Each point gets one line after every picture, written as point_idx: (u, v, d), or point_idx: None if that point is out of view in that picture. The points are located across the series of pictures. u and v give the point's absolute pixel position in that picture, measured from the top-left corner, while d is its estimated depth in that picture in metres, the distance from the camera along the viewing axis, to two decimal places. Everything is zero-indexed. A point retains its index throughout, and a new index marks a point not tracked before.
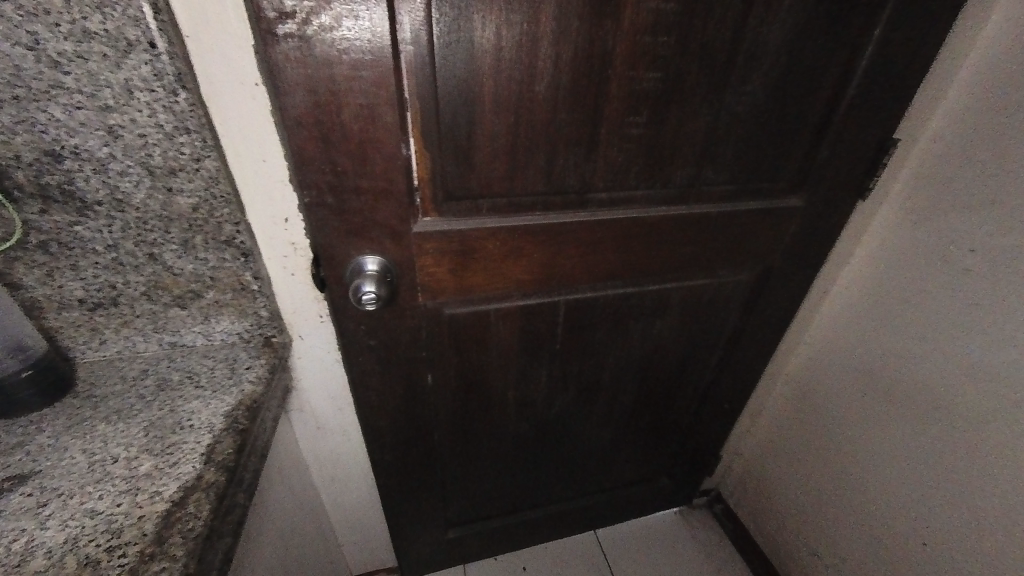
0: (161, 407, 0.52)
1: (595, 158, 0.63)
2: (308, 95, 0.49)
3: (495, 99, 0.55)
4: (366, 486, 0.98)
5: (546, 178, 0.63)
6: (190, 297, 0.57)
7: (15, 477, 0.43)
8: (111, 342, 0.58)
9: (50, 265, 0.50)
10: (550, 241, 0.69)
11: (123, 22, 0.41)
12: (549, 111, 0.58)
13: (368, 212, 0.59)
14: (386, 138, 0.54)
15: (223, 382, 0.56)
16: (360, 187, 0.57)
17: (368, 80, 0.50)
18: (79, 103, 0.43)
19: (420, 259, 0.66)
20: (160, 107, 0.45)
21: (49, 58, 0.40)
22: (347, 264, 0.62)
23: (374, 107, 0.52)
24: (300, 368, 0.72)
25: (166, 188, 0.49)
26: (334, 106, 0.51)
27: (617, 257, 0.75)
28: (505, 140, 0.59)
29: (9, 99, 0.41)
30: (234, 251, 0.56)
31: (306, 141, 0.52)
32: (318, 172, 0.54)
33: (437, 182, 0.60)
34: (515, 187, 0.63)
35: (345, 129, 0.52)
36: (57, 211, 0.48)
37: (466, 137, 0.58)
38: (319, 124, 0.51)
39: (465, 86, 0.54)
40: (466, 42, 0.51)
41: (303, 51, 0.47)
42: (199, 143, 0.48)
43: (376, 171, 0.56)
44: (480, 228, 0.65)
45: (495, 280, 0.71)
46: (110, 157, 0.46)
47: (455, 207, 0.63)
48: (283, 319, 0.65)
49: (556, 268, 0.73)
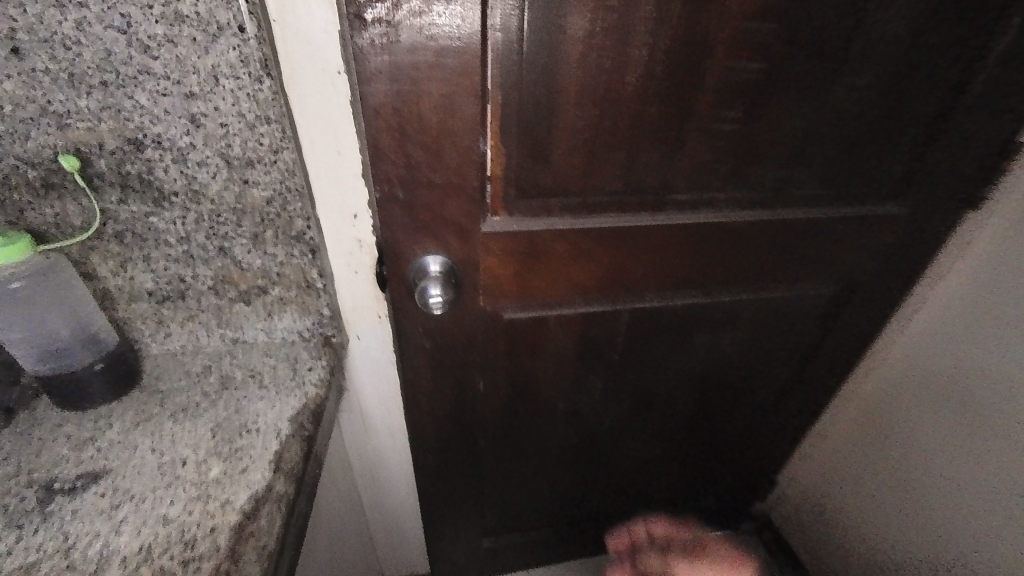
0: (226, 407, 0.50)
1: (682, 157, 0.58)
2: (391, 84, 0.47)
3: (582, 89, 0.51)
4: (408, 493, 0.94)
5: (625, 177, 0.59)
6: (255, 292, 0.55)
7: (88, 475, 0.42)
8: (175, 335, 0.55)
9: (123, 256, 0.49)
10: (622, 246, 0.65)
11: (216, 5, 0.39)
12: (638, 105, 0.54)
13: (439, 209, 0.56)
14: (463, 131, 0.51)
15: (287, 383, 0.53)
16: (433, 182, 0.54)
17: (452, 68, 0.47)
18: (165, 89, 0.41)
19: (485, 261, 0.62)
20: (244, 96, 0.43)
21: (140, 42, 0.39)
22: (411, 262, 0.59)
23: (455, 98, 0.49)
24: (354, 370, 0.69)
25: (242, 179, 0.47)
26: (414, 96, 0.48)
27: (691, 264, 0.69)
28: (587, 135, 0.55)
29: (98, 84, 0.40)
30: (302, 247, 0.53)
31: (384, 132, 0.49)
32: (391, 165, 0.51)
33: (510, 179, 0.57)
34: (592, 186, 0.59)
35: (423, 122, 0.50)
36: (134, 200, 0.46)
37: (545, 131, 0.54)
38: (397, 115, 0.49)
39: (551, 75, 0.50)
40: (558, 27, 0.47)
41: (389, 37, 0.44)
42: (279, 133, 0.45)
43: (450, 166, 0.53)
44: (551, 229, 0.61)
45: (561, 286, 0.67)
46: (190, 146, 0.44)
47: (526, 206, 0.59)
48: (343, 317, 0.62)
49: (624, 274, 0.68)
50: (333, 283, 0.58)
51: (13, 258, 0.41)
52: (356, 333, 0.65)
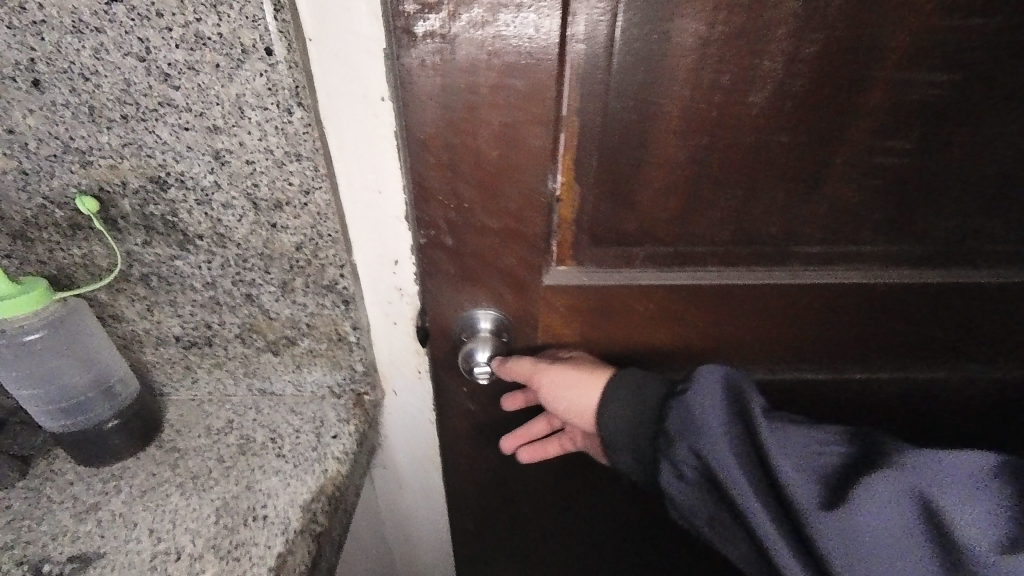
0: (237, 480, 0.43)
1: (814, 197, 0.44)
2: (443, 111, 0.38)
3: (685, 114, 0.40)
4: (444, 561, 0.83)
5: (735, 224, 0.46)
6: (284, 343, 0.49)
7: (77, 559, 0.37)
8: (203, 382, 0.51)
9: (150, 299, 0.45)
10: (722, 307, 0.51)
11: (240, 23, 0.32)
12: (760, 132, 0.40)
13: (493, 257, 0.46)
14: (528, 166, 0.41)
15: (307, 455, 0.46)
16: (488, 227, 0.44)
17: (519, 91, 0.37)
18: (187, 123, 0.36)
19: (545, 320, 0.51)
20: (272, 129, 0.36)
21: (159, 70, 0.33)
22: (458, 316, 0.50)
23: (521, 126, 0.39)
24: (389, 426, 0.61)
25: (271, 223, 0.41)
26: (471, 125, 0.39)
27: (815, 334, 0.53)
28: (687, 170, 0.42)
29: (119, 119, 0.35)
30: (335, 297, 0.46)
31: (433, 168, 0.41)
32: (440, 206, 0.43)
33: (583, 224, 0.45)
34: (688, 234, 0.46)
35: (481, 155, 0.40)
36: (159, 243, 0.42)
37: (633, 167, 0.42)
38: (450, 148, 0.40)
39: (646, 97, 0.39)
40: (660, 35, 0.36)
41: (442, 55, 0.36)
42: (311, 171, 0.38)
43: (510, 208, 0.43)
44: (630, 284, 0.49)
45: (638, 354, 0.54)
46: (214, 186, 0.39)
47: (600, 256, 0.48)
48: (379, 372, 0.54)
49: (723, 342, 0.53)
50: (369, 336, 0.51)
51: (36, 305, 0.38)
52: (393, 388, 0.57)
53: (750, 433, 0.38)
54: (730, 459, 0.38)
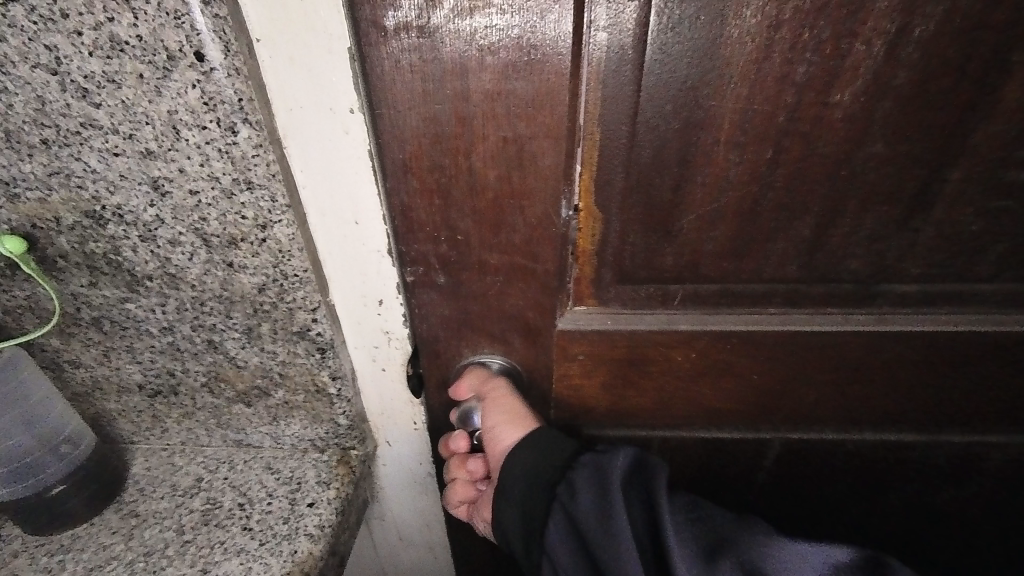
0: (195, 561, 0.38)
1: (906, 220, 0.35)
2: (426, 125, 0.30)
3: (738, 120, 0.31)
4: None
5: (808, 255, 0.36)
6: (256, 393, 0.42)
7: None
8: (173, 432, 0.45)
9: (105, 344, 0.39)
10: (787, 358, 0.41)
11: (161, 22, 0.25)
12: (839, 142, 0.32)
13: (495, 299, 0.38)
14: (537, 190, 0.33)
15: (276, 530, 0.40)
16: (488, 263, 0.36)
17: (521, 96, 0.29)
18: (116, 147, 0.29)
19: (562, 371, 0.42)
20: (214, 153, 0.29)
21: (75, 85, 0.27)
22: (459, 365, 0.42)
23: (526, 142, 0.31)
24: (384, 478, 0.53)
25: (226, 262, 0.34)
26: (463, 143, 0.31)
27: (902, 390, 0.42)
28: (747, 190, 0.33)
29: (39, 144, 0.29)
30: (308, 345, 0.39)
31: (418, 195, 0.33)
32: (429, 238, 0.35)
33: (609, 258, 0.37)
34: (739, 269, 0.37)
35: (477, 177, 0.32)
36: (106, 284, 0.36)
37: (673, 188, 0.33)
38: (437, 171, 0.32)
39: (691, 99, 0.30)
40: (708, 18, 0.28)
41: (418, 52, 0.28)
42: (267, 202, 0.31)
43: (514, 242, 0.35)
44: (666, 328, 0.39)
45: (678, 411, 0.44)
46: (157, 221, 0.32)
47: (631, 295, 0.39)
48: (368, 423, 0.47)
49: (783, 400, 0.43)
50: (354, 385, 0.43)
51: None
52: (386, 439, 0.49)
53: (653, 521, 0.32)
54: (630, 551, 0.31)
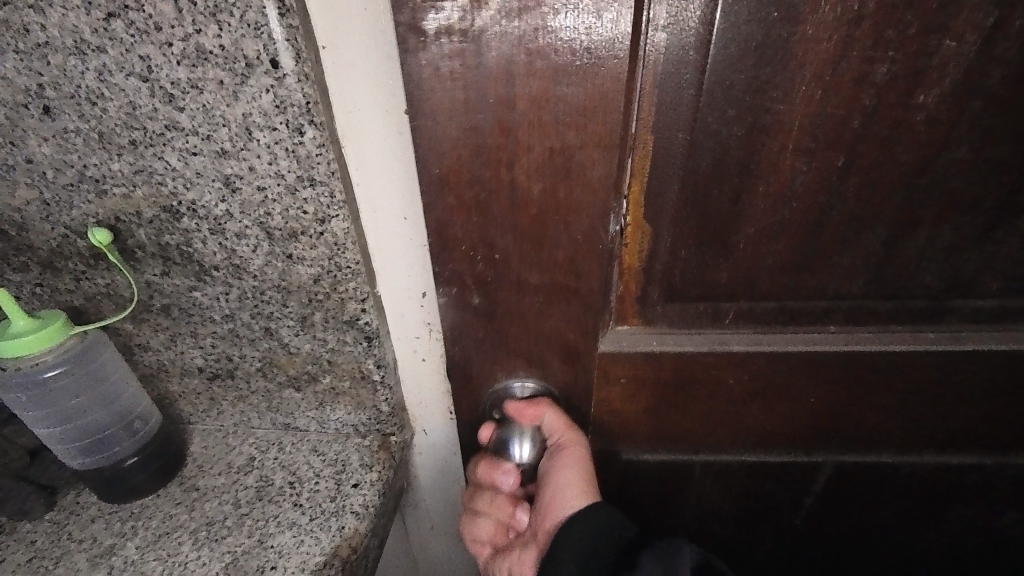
0: (251, 532, 0.40)
1: (948, 220, 0.35)
2: (471, 143, 0.31)
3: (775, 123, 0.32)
4: None
5: (870, 270, 0.38)
6: (306, 379, 0.45)
7: None
8: (228, 414, 0.48)
9: (172, 330, 0.43)
10: (840, 373, 0.42)
11: (242, 33, 0.28)
12: (878, 142, 0.32)
13: (533, 319, 0.39)
14: (581, 203, 0.33)
15: (325, 507, 0.42)
16: (528, 281, 0.36)
17: (570, 101, 0.29)
18: (194, 147, 0.32)
19: (605, 391, 0.43)
20: (282, 152, 0.32)
21: (163, 91, 0.30)
22: (490, 387, 0.43)
23: (574, 153, 0.31)
24: (419, 466, 0.55)
25: (286, 254, 0.37)
26: (505, 159, 0.31)
27: (957, 408, 0.43)
28: (797, 205, 0.35)
29: (128, 145, 0.33)
30: (356, 333, 0.41)
31: (455, 211, 0.34)
32: (464, 257, 0.36)
33: (656, 275, 0.39)
34: (780, 274, 0.38)
35: (520, 190, 0.32)
36: (176, 273, 0.39)
37: (725, 207, 0.35)
38: (475, 184, 0.32)
39: (742, 101, 0.31)
40: (760, 21, 0.28)
41: (459, 64, 0.29)
42: (326, 198, 0.34)
43: (556, 258, 0.35)
44: (716, 348, 0.41)
45: (719, 429, 0.46)
46: (226, 215, 0.35)
47: (674, 312, 0.40)
48: (407, 412, 0.49)
49: (827, 411, 0.44)
50: (395, 373, 0.46)
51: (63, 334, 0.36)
52: (423, 428, 0.51)
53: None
54: None
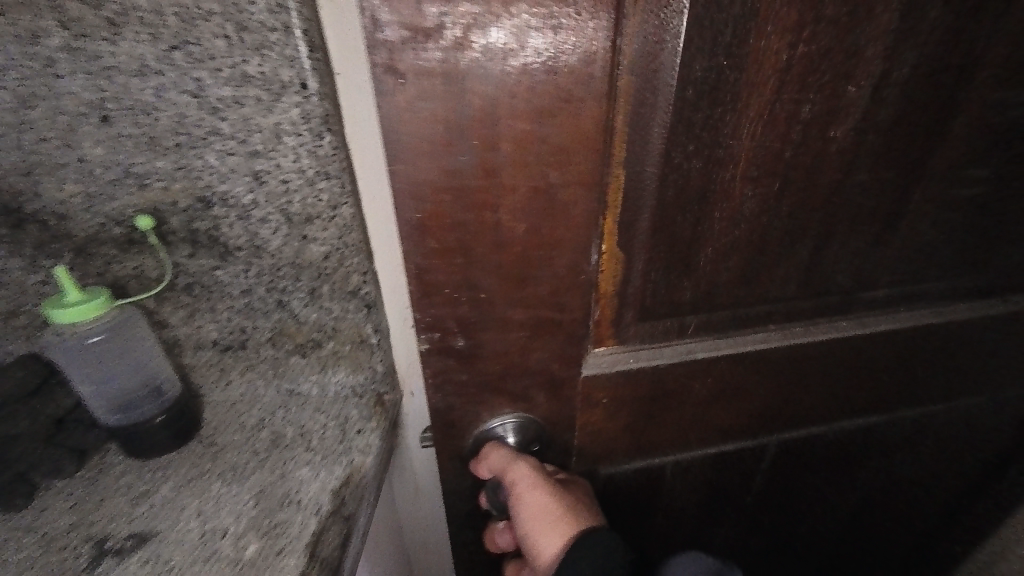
0: (273, 471, 0.48)
1: (817, 217, 0.47)
2: (458, 194, 0.37)
3: (701, 156, 0.40)
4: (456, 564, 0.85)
5: (795, 274, 0.50)
6: (311, 346, 0.54)
7: (136, 536, 0.41)
8: (235, 384, 0.55)
9: (192, 306, 0.50)
10: (776, 358, 0.56)
11: (279, 63, 0.37)
12: (771, 162, 0.42)
13: (515, 349, 0.47)
14: (563, 239, 0.41)
15: (334, 448, 0.50)
16: (512, 318, 0.45)
17: (550, 140, 0.36)
18: (231, 149, 0.41)
19: (587, 404, 0.52)
20: (305, 153, 0.41)
21: (209, 104, 0.39)
22: (470, 435, 0.51)
23: (553, 192, 0.38)
24: (406, 427, 0.64)
25: (301, 235, 0.45)
26: (489, 206, 0.38)
27: (849, 372, 0.60)
28: (732, 233, 0.46)
29: (173, 147, 0.40)
30: (358, 302, 0.50)
31: (434, 255, 0.40)
32: (452, 290, 0.42)
33: (629, 298, 0.47)
34: (711, 279, 0.48)
35: (504, 232, 0.40)
36: (202, 255, 0.46)
37: (682, 240, 0.45)
38: (458, 227, 0.39)
39: (677, 135, 0.39)
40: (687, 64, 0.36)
41: (438, 112, 0.34)
42: (338, 189, 0.43)
43: (535, 289, 0.43)
44: (687, 355, 0.52)
45: (688, 424, 0.58)
46: (253, 204, 0.43)
47: (645, 331, 0.50)
48: (396, 374, 0.58)
49: (757, 390, 0.58)
50: (388, 339, 0.54)
51: (82, 317, 0.41)
52: (410, 389, 0.60)
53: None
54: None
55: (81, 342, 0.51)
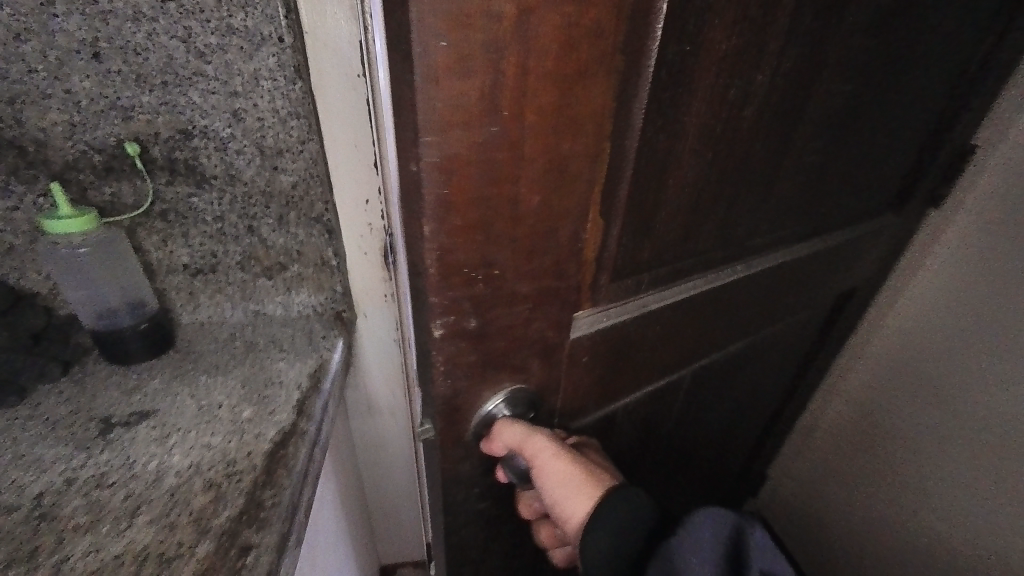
0: (252, 365, 0.58)
1: (762, 161, 0.48)
2: (478, 164, 0.32)
3: (694, 121, 0.39)
4: (406, 483, 0.95)
5: (742, 220, 0.52)
6: (277, 268, 0.62)
7: (137, 413, 0.50)
8: (204, 306, 0.62)
9: (166, 232, 0.57)
10: (712, 303, 0.56)
11: (261, 20, 0.47)
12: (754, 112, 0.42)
13: (520, 329, 0.41)
14: (577, 209, 0.37)
15: (304, 346, 0.61)
16: (519, 297, 0.39)
17: (573, 109, 0.31)
18: (213, 89, 0.49)
19: (569, 377, 0.47)
20: (279, 95, 0.51)
21: (197, 49, 0.47)
22: (470, 422, 0.45)
23: (569, 163, 0.34)
24: (360, 347, 0.74)
25: (273, 167, 0.55)
26: (510, 176, 0.33)
27: (770, 302, 0.66)
28: (687, 194, 0.43)
29: (159, 84, 0.48)
30: (321, 228, 0.61)
31: (457, 234, 0.34)
32: (464, 275, 0.36)
33: (608, 262, 0.42)
34: (685, 234, 0.47)
35: (522, 205, 0.34)
36: (180, 182, 0.54)
37: (654, 194, 0.41)
38: (481, 203, 0.33)
39: (679, 98, 0.36)
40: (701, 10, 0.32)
41: (466, 67, 0.28)
42: (306, 128, 0.53)
43: (539, 265, 0.38)
44: (642, 311, 0.48)
45: (646, 373, 0.56)
46: (230, 137, 0.52)
47: (617, 290, 0.45)
48: (352, 296, 0.69)
49: (703, 326, 0.59)
50: (346, 263, 0.65)
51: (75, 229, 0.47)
52: (364, 311, 0.70)
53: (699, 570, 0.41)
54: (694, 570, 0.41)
55: (71, 247, 0.54)
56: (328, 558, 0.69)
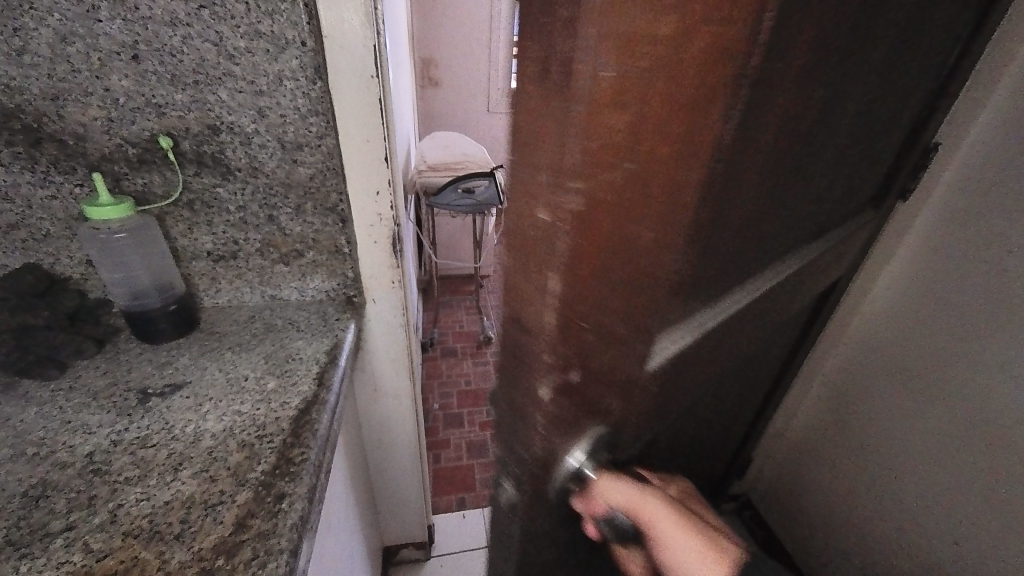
0: (272, 343, 0.62)
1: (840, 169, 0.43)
2: (623, 210, 0.23)
3: (812, 134, 0.33)
4: (410, 464, 0.99)
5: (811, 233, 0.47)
6: (293, 255, 0.67)
7: (171, 384, 0.54)
8: (225, 291, 0.67)
9: (191, 220, 0.61)
10: (764, 317, 0.52)
11: (285, 25, 0.52)
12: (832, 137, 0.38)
13: (627, 397, 0.32)
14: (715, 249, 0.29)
15: (319, 327, 0.66)
16: (637, 360, 0.30)
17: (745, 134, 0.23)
18: (241, 88, 0.54)
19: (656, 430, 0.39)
20: (300, 94, 0.56)
21: (227, 52, 0.52)
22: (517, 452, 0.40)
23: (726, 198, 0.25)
24: (368, 332, 0.77)
25: (292, 160, 0.60)
26: (661, 224, 0.24)
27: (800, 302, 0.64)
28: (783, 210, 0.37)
29: (191, 83, 0.52)
30: (335, 217, 0.65)
31: (579, 297, 0.26)
32: (578, 346, 0.28)
33: (714, 300, 0.34)
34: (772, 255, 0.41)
35: (667, 258, 0.25)
36: (206, 173, 0.58)
37: (760, 218, 0.34)
38: (620, 260, 0.25)
39: (809, 108, 0.30)
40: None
41: (628, 92, 0.20)
42: (324, 124, 0.58)
43: (667, 322, 0.29)
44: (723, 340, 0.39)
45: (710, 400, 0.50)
46: (255, 132, 0.57)
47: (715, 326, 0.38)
48: (362, 282, 0.72)
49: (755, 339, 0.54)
50: (357, 251, 0.69)
51: (114, 216, 0.52)
52: (373, 297, 0.74)
53: None
54: None
55: (107, 233, 0.59)
56: (341, 530, 0.73)
